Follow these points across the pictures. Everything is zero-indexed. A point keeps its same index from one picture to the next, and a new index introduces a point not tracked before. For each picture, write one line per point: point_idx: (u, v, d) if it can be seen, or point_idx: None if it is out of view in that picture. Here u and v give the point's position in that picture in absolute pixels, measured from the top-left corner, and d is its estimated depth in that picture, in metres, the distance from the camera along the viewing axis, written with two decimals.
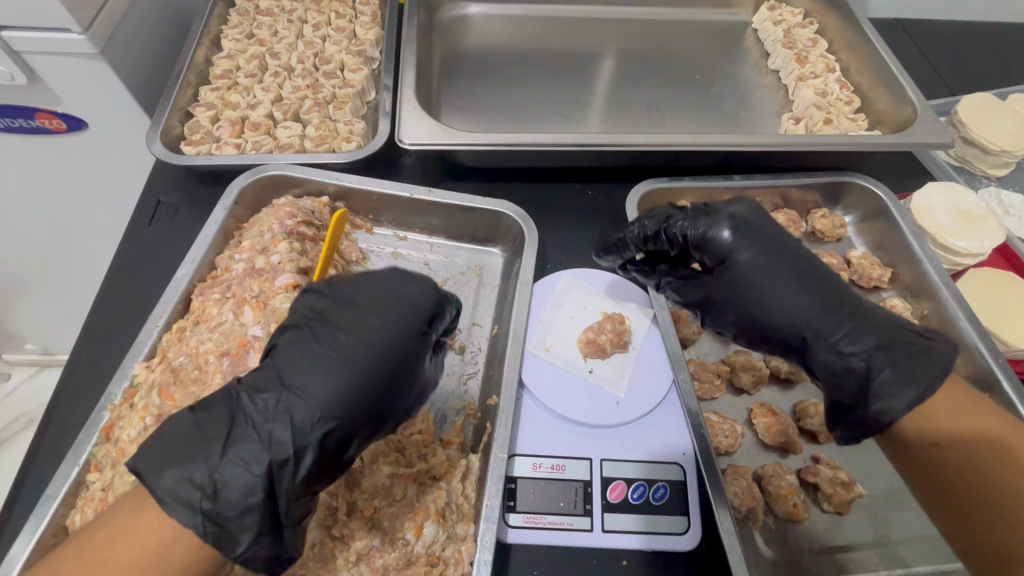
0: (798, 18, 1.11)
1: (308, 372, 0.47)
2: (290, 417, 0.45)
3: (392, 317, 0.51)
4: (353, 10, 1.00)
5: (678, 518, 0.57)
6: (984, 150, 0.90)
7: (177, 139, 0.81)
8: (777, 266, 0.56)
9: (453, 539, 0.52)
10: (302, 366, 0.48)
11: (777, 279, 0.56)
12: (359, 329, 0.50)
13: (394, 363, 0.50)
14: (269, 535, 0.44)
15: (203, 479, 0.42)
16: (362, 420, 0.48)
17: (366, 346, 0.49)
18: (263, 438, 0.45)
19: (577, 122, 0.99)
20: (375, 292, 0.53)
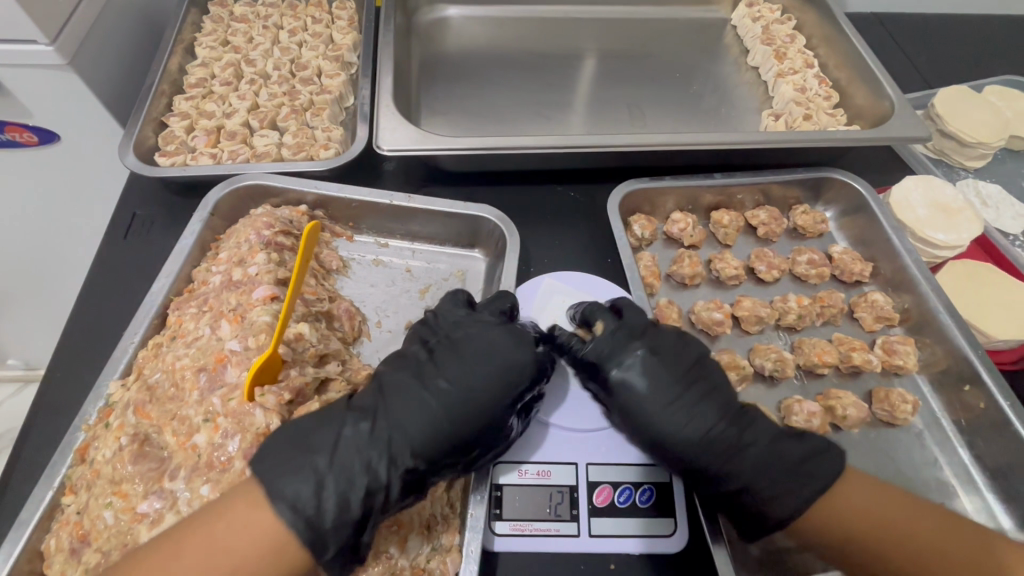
0: (775, 15, 1.12)
1: (410, 410, 0.50)
2: (386, 449, 0.48)
3: (502, 368, 0.53)
4: (329, 15, 0.99)
5: (664, 520, 0.57)
6: (961, 142, 0.90)
7: (151, 150, 0.79)
8: (666, 382, 0.57)
9: (438, 550, 0.52)
10: (403, 404, 0.50)
11: (658, 404, 0.56)
12: (469, 378, 0.52)
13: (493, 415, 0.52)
14: (349, 550, 0.45)
15: (313, 489, 0.44)
16: (452, 460, 0.51)
17: (471, 396, 0.51)
18: (366, 463, 0.47)
19: (559, 123, 0.98)
20: (489, 336, 0.55)
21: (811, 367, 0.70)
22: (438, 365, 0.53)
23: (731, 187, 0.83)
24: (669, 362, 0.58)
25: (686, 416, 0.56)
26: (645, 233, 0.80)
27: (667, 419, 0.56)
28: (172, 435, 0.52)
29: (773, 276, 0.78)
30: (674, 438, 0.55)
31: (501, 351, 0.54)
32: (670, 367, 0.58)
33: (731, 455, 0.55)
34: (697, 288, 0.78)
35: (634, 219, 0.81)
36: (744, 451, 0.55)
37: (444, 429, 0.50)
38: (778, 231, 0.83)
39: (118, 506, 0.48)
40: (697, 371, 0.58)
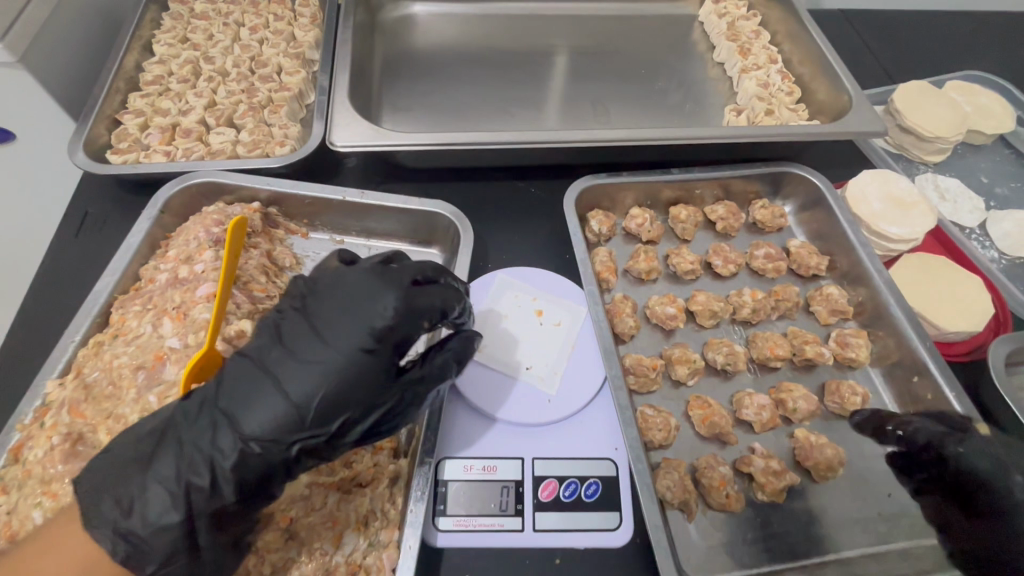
0: (742, 11, 1.12)
1: (243, 394, 0.45)
2: (212, 442, 0.44)
3: (354, 325, 0.47)
4: (292, 12, 0.99)
5: (609, 514, 0.57)
6: (919, 137, 0.91)
7: (104, 147, 0.79)
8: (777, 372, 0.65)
9: (375, 547, 0.51)
10: (239, 388, 0.46)
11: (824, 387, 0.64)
12: (311, 356, 0.46)
13: (349, 377, 0.46)
14: (184, 555, 0.44)
15: (127, 497, 0.43)
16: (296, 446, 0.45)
17: (320, 358, 0.46)
18: (206, 444, 0.44)
19: (522, 120, 0.98)
20: (341, 301, 0.49)
21: (764, 360, 0.71)
22: (295, 333, 0.48)
23: (689, 182, 0.83)
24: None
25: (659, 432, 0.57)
26: (603, 229, 0.80)
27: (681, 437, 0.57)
28: (106, 434, 0.51)
29: (729, 271, 0.78)
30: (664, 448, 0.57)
31: (354, 305, 0.48)
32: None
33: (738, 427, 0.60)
34: (653, 283, 0.78)
35: (591, 215, 0.81)
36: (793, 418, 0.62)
37: (296, 398, 0.45)
38: (736, 226, 0.83)
39: (47, 506, 0.48)
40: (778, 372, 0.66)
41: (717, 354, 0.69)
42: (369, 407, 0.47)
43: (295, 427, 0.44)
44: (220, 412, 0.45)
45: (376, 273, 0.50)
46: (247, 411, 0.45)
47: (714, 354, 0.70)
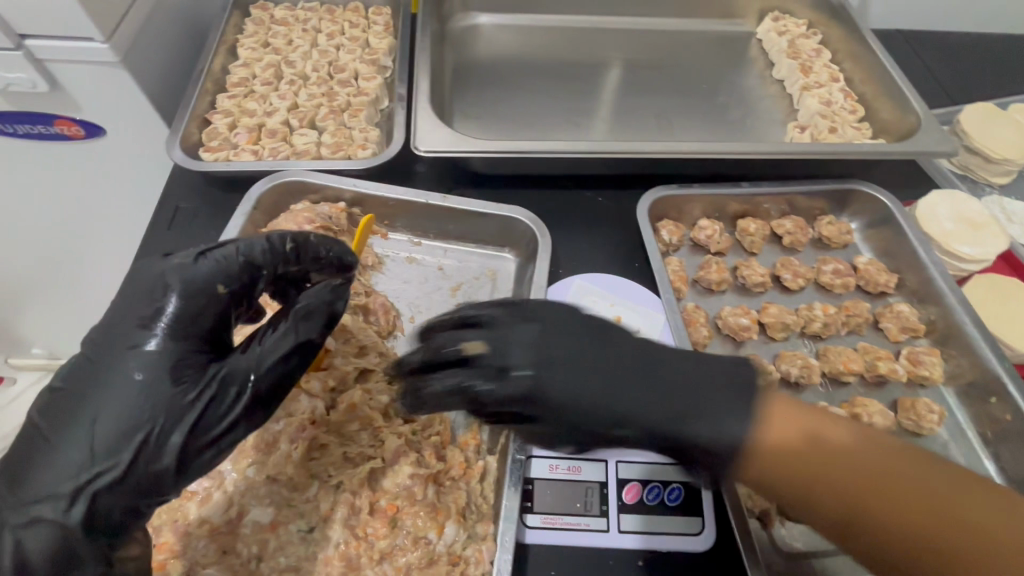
0: (801, 30, 1.14)
1: (60, 429, 0.44)
2: (32, 480, 0.43)
3: (125, 330, 0.47)
4: (366, 20, 1.03)
5: (693, 519, 0.58)
6: (986, 158, 0.91)
7: (195, 145, 0.82)
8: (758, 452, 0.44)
9: (473, 539, 0.53)
10: (56, 423, 0.45)
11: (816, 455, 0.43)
12: (115, 377, 0.45)
13: (151, 385, 0.45)
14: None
15: None
16: (111, 470, 0.43)
17: (118, 373, 0.45)
18: (31, 482, 0.43)
19: (585, 129, 1.00)
20: (116, 313, 0.48)
21: (836, 374, 0.72)
22: (111, 339, 0.47)
23: (758, 196, 0.84)
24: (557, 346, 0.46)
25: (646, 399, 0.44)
26: (673, 239, 0.82)
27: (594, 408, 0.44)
28: None
29: (798, 285, 0.80)
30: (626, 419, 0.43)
31: (127, 307, 0.48)
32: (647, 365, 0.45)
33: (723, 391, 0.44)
34: (722, 294, 0.80)
35: (661, 225, 0.83)
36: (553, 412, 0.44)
37: (121, 411, 0.44)
38: (803, 240, 0.84)
39: None
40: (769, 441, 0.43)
41: (791, 366, 0.71)
42: (179, 415, 0.45)
43: (136, 427, 0.44)
44: (40, 448, 0.44)
45: (162, 258, 0.50)
46: (88, 423, 0.44)
47: (787, 366, 0.71)
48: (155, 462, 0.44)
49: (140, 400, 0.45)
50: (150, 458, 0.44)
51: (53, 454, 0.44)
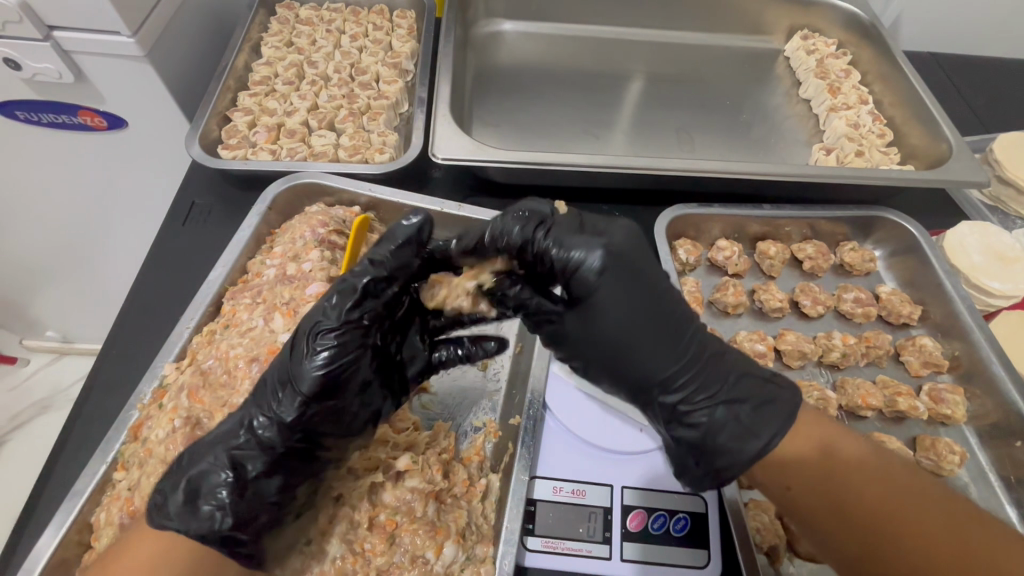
0: (831, 49, 1.11)
1: (222, 424, 0.47)
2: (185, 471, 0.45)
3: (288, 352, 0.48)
4: (390, 22, 1.02)
5: (699, 551, 0.56)
6: (1019, 190, 0.88)
7: (214, 142, 0.82)
8: (642, 315, 0.48)
9: (472, 560, 0.52)
10: (222, 422, 0.47)
11: (711, 365, 0.49)
12: (264, 380, 0.48)
13: (273, 378, 0.47)
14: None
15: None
16: (232, 480, 0.44)
17: (268, 372, 0.48)
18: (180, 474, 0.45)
19: (605, 141, 0.99)
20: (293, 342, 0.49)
21: (853, 408, 0.70)
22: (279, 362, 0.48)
23: (779, 219, 0.82)
24: (636, 288, 0.48)
25: (660, 356, 0.48)
26: (690, 259, 0.80)
27: (634, 335, 0.48)
28: None
29: (818, 312, 0.78)
30: (639, 370, 0.49)
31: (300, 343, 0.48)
32: (689, 338, 0.49)
33: (741, 424, 0.47)
34: (738, 317, 0.79)
35: (679, 243, 0.81)
36: (597, 320, 0.48)
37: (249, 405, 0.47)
38: (824, 266, 0.82)
39: None
40: (677, 319, 0.49)
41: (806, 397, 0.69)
42: (272, 420, 0.45)
43: (259, 457, 0.45)
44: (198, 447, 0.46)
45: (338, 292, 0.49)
46: (217, 439, 0.46)
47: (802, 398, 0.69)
48: (267, 495, 0.45)
49: (264, 399, 0.46)
50: (261, 492, 0.45)
51: (173, 481, 0.44)
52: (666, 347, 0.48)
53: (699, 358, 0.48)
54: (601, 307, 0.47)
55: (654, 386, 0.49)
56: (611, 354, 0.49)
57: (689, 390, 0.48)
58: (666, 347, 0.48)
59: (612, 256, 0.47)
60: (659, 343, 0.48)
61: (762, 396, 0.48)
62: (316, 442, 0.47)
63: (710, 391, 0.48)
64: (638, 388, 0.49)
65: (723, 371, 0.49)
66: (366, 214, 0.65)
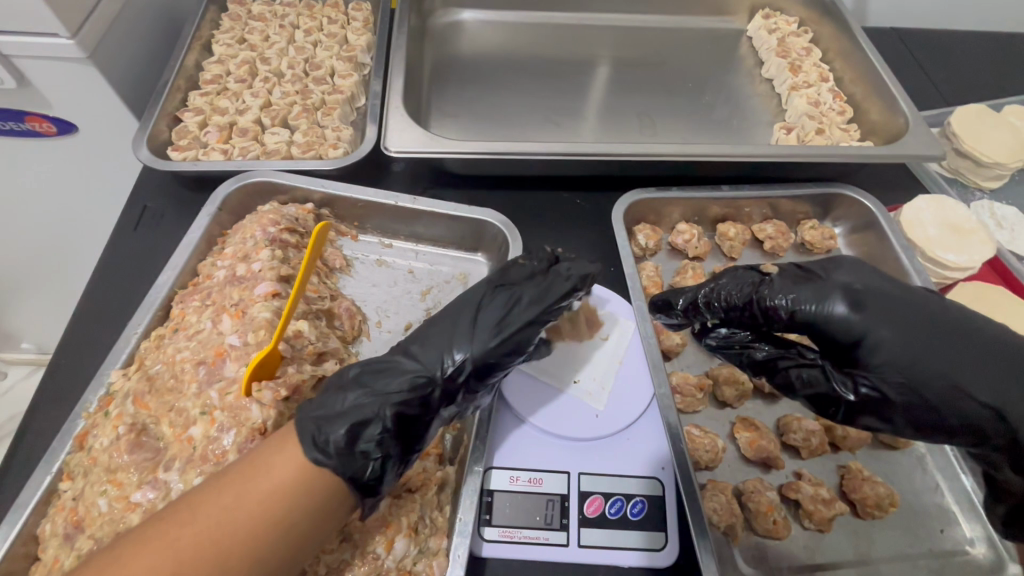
0: (792, 27, 1.11)
1: (375, 374, 0.52)
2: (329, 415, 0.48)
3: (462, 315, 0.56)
4: (345, 15, 1.01)
5: (656, 533, 0.56)
6: (976, 162, 0.89)
7: (164, 144, 0.81)
8: (946, 329, 0.49)
9: (425, 553, 0.53)
10: (376, 371, 0.52)
11: (997, 362, 0.48)
12: (418, 341, 0.55)
13: (444, 331, 0.56)
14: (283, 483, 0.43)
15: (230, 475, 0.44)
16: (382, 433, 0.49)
17: (441, 323, 0.57)
18: (334, 410, 0.49)
19: (568, 128, 0.98)
20: (454, 305, 0.58)
21: None
22: (453, 319, 0.56)
23: (738, 200, 0.82)
24: (912, 315, 0.50)
25: (980, 364, 0.48)
26: (650, 243, 0.79)
27: (937, 362, 0.48)
28: (168, 426, 0.53)
29: None
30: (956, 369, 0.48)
31: (460, 307, 0.57)
32: (999, 348, 0.48)
33: None
34: None
35: (638, 228, 0.81)
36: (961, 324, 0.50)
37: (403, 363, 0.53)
38: (785, 245, 0.82)
39: (112, 494, 0.50)
40: (983, 332, 0.49)
41: None
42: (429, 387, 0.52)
43: (359, 441, 0.47)
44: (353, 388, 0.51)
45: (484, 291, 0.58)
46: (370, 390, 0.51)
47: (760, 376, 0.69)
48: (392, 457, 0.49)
49: (431, 358, 0.54)
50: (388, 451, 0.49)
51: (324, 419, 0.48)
52: (979, 345, 0.49)
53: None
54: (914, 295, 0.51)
55: (965, 397, 0.47)
56: (928, 335, 0.49)
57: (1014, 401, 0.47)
58: (990, 351, 0.48)
59: (857, 299, 0.50)
60: (978, 364, 0.48)
61: None
62: (409, 439, 0.51)
63: None
64: (958, 413, 0.48)
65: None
66: (326, 220, 0.65)
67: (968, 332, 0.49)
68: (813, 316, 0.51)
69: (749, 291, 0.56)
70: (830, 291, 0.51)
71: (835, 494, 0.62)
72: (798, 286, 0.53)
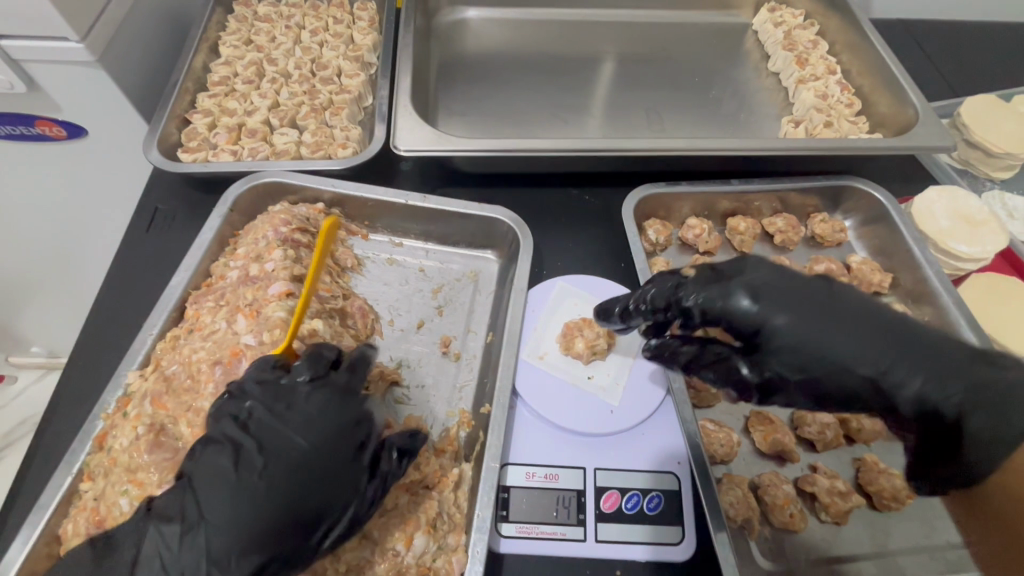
0: (798, 20, 1.10)
1: (215, 507, 0.43)
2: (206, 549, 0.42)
3: (294, 427, 0.47)
4: (351, 15, 1.01)
5: (673, 527, 0.56)
6: (986, 152, 0.88)
7: (174, 146, 0.81)
8: (829, 312, 0.46)
9: (443, 550, 0.53)
10: (216, 504, 0.43)
11: (879, 339, 0.45)
12: (245, 466, 0.45)
13: (286, 459, 0.45)
14: None
15: None
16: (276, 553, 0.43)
17: (268, 454, 0.46)
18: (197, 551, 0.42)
19: (575, 125, 0.98)
20: (287, 413, 0.48)
21: None
22: (274, 426, 0.47)
23: (748, 194, 0.82)
24: (807, 300, 0.46)
25: (869, 344, 0.45)
26: (660, 239, 0.79)
27: (833, 345, 0.45)
28: (187, 426, 0.53)
29: None
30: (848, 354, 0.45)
31: (290, 414, 0.48)
32: (891, 320, 0.46)
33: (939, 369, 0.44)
34: None
35: (648, 224, 0.80)
36: (846, 306, 0.46)
37: (262, 489, 0.44)
38: (795, 239, 0.82)
39: (133, 494, 0.50)
40: (868, 308, 0.46)
41: None
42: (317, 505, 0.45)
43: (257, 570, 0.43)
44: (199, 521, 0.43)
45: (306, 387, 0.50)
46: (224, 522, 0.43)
47: None
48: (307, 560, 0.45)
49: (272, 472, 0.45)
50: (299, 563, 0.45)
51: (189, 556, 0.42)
52: (876, 325, 0.46)
53: (913, 349, 0.45)
54: (793, 283, 0.47)
55: (855, 375, 0.45)
56: (824, 321, 0.46)
57: (904, 376, 0.45)
58: (878, 331, 0.45)
59: (756, 288, 0.47)
60: (873, 342, 0.45)
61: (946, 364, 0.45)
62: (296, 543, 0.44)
63: (931, 364, 0.45)
64: (856, 390, 0.46)
65: (920, 344, 0.45)
66: (332, 216, 0.66)
67: (856, 313, 0.46)
68: (721, 313, 0.48)
69: (669, 292, 0.52)
70: (728, 284, 0.47)
71: (851, 486, 0.62)
72: (707, 285, 0.49)
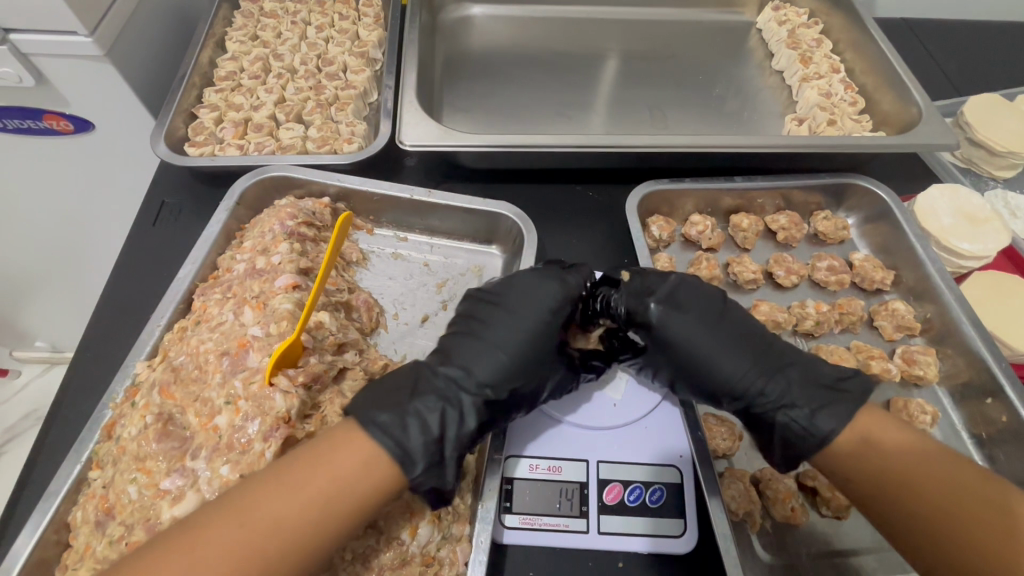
0: (803, 19, 1.11)
1: (471, 357, 0.56)
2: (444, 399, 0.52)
3: (535, 303, 0.60)
4: (356, 11, 1.01)
5: (675, 520, 0.57)
6: (990, 151, 0.89)
7: (181, 140, 0.81)
8: (715, 328, 0.60)
9: (448, 539, 0.54)
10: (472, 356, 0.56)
11: (747, 355, 0.58)
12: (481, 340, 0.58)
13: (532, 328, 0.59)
14: None
15: None
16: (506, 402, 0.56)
17: (514, 321, 0.59)
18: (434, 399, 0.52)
19: (578, 122, 0.98)
20: (523, 289, 0.61)
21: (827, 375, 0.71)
22: (514, 299, 0.61)
23: (752, 191, 0.82)
24: (705, 314, 0.60)
25: (742, 359, 0.58)
26: (663, 235, 0.80)
27: (709, 352, 0.59)
28: (194, 416, 0.54)
29: (791, 281, 0.79)
30: (719, 360, 0.58)
31: (528, 292, 0.61)
32: (766, 344, 0.59)
33: (796, 385, 0.56)
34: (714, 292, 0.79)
35: (651, 220, 0.81)
36: (731, 327, 0.60)
37: (512, 345, 0.58)
38: (798, 236, 0.83)
39: (142, 481, 0.51)
40: (754, 334, 0.60)
41: None
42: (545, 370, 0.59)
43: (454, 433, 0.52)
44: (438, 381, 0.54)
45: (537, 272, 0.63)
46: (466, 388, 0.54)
47: None
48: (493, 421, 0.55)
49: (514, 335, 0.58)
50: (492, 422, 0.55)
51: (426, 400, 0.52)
52: (750, 346, 0.59)
53: (778, 368, 0.57)
54: (699, 302, 0.61)
55: (722, 380, 0.58)
56: (706, 333, 0.59)
57: (767, 387, 0.56)
58: (752, 349, 0.58)
59: (669, 299, 0.61)
60: (742, 355, 0.58)
61: (805, 382, 0.56)
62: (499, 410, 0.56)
63: (791, 380, 0.56)
64: (715, 388, 0.58)
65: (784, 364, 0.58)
66: (348, 212, 0.64)
67: (740, 334, 0.60)
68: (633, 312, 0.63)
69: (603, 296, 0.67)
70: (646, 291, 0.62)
71: None
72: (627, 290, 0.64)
